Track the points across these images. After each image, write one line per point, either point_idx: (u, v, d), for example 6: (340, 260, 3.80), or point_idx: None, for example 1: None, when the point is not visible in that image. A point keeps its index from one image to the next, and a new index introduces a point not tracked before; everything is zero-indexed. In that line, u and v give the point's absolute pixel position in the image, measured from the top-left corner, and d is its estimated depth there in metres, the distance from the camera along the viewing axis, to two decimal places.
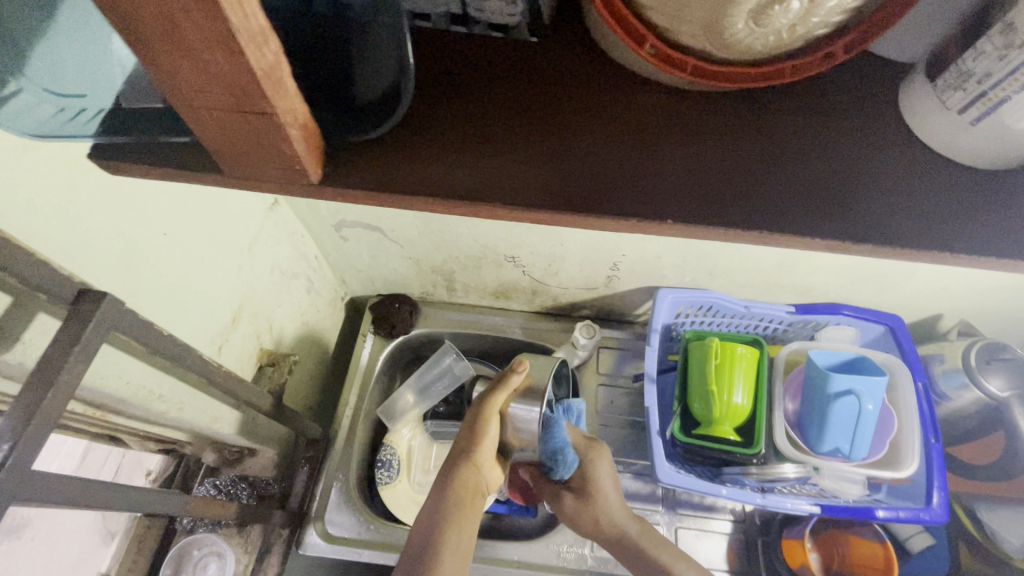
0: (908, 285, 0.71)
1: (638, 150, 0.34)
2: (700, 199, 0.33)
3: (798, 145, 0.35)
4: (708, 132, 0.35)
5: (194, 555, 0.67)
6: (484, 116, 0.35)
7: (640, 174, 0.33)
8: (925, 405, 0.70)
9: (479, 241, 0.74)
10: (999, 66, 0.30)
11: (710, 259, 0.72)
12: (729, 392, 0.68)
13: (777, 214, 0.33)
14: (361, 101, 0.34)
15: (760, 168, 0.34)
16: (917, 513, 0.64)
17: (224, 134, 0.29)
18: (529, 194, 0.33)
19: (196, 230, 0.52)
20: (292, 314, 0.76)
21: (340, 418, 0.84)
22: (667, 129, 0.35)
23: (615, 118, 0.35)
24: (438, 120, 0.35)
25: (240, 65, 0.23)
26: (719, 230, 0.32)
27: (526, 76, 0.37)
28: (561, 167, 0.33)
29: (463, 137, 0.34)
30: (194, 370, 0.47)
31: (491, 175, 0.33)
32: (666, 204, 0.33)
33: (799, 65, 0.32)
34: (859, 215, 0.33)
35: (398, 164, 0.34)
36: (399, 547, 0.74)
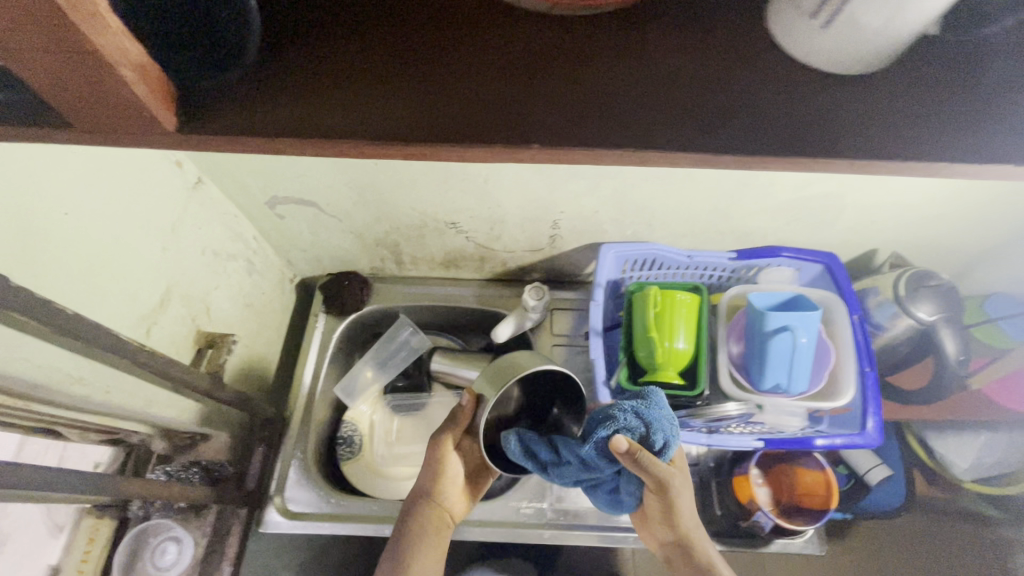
0: (838, 221, 0.72)
1: (502, 73, 0.32)
2: (569, 117, 0.31)
3: (679, 53, 0.33)
4: (580, 55, 0.33)
5: (151, 541, 0.67)
6: (352, 53, 0.33)
7: (505, 98, 0.32)
8: (861, 337, 0.72)
9: (417, 209, 0.73)
10: None
11: (647, 210, 0.72)
12: (670, 338, 0.69)
13: (652, 128, 0.31)
14: (216, 37, 0.32)
15: (631, 84, 0.32)
16: (853, 438, 0.67)
17: (61, 78, 0.28)
18: (388, 124, 0.31)
19: (105, 207, 0.51)
20: (235, 297, 0.74)
21: (295, 398, 0.84)
22: (530, 50, 0.33)
23: (478, 43, 0.33)
24: (298, 58, 0.33)
25: None
26: (588, 151, 0.31)
27: (389, 8, 0.34)
28: (422, 92, 0.32)
29: (315, 72, 0.32)
30: (111, 351, 0.47)
31: (352, 109, 0.32)
32: (535, 127, 0.31)
33: None
34: (743, 128, 0.31)
35: (255, 107, 0.32)
36: (359, 517, 0.75)
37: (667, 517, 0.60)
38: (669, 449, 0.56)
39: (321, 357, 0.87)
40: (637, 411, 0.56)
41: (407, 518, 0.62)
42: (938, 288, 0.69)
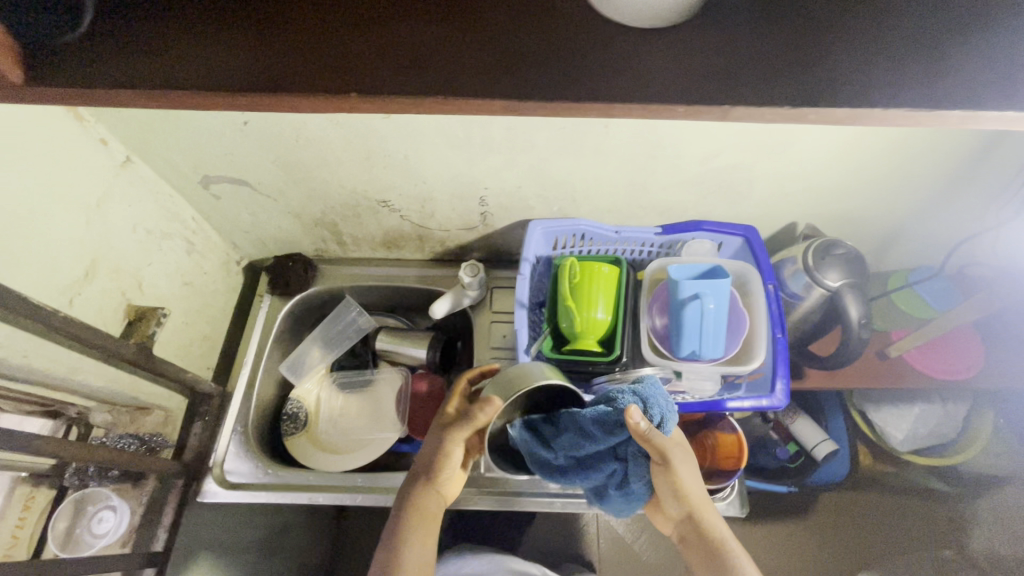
0: (751, 193, 0.75)
1: (343, 33, 0.33)
2: (402, 70, 0.32)
3: (511, 12, 0.34)
4: (414, 10, 0.34)
5: (88, 510, 0.68)
6: (201, 10, 0.34)
7: (341, 56, 0.32)
8: (775, 306, 0.75)
9: (347, 186, 0.76)
10: None
11: (567, 185, 0.75)
12: (587, 307, 0.72)
13: (481, 81, 0.32)
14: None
15: (462, 39, 0.33)
16: (759, 400, 0.70)
17: None
18: (232, 77, 0.32)
19: (18, 177, 0.53)
20: (172, 275, 0.77)
21: (239, 374, 0.86)
22: (372, 8, 0.34)
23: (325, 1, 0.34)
24: (150, 16, 0.34)
25: None
26: (418, 101, 0.32)
27: None
28: (266, 48, 0.33)
29: (156, 35, 0.33)
30: (21, 312, 0.50)
31: (198, 64, 0.32)
32: (373, 78, 0.32)
33: None
34: (568, 77, 0.33)
35: (102, 62, 0.33)
36: (294, 486, 0.78)
37: (674, 494, 0.59)
38: (667, 424, 0.60)
39: (266, 336, 0.89)
40: (635, 391, 0.62)
41: (406, 506, 0.65)
42: (845, 256, 0.72)
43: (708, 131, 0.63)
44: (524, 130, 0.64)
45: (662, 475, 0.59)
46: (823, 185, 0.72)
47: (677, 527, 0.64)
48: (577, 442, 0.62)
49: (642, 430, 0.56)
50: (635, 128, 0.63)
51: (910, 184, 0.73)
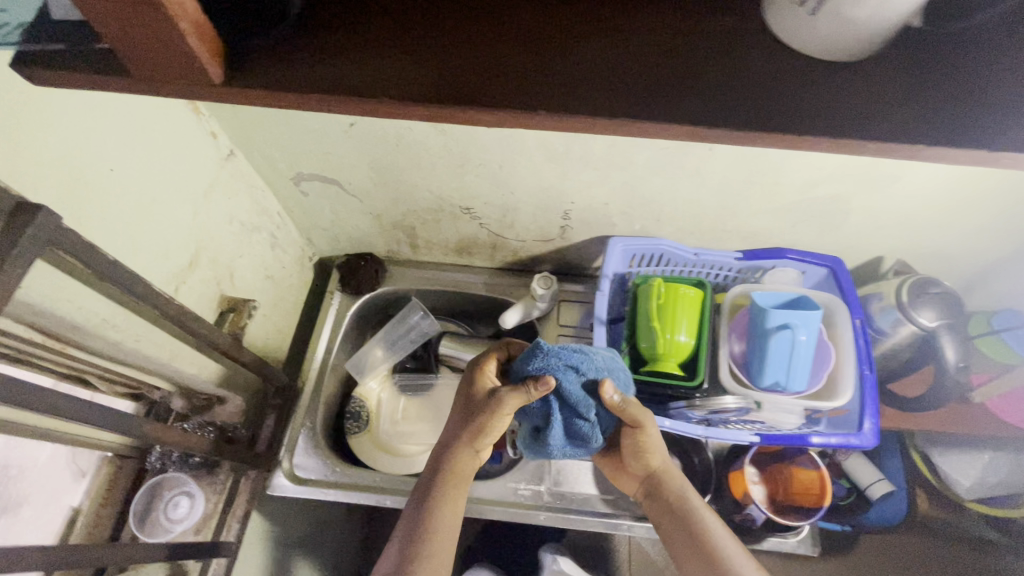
0: (843, 225, 0.74)
1: (530, 52, 0.33)
2: (579, 88, 0.32)
3: (679, 39, 0.34)
4: (581, 36, 0.34)
5: (164, 495, 0.69)
6: (382, 20, 0.33)
7: (514, 65, 0.32)
8: (862, 340, 0.73)
9: (433, 192, 0.76)
10: None
11: (655, 206, 0.75)
12: (672, 330, 0.71)
13: (664, 105, 0.31)
14: None
15: (643, 61, 0.33)
16: (848, 438, 0.68)
17: (123, 30, 0.28)
18: (409, 89, 0.31)
19: (152, 172, 0.55)
20: (257, 268, 0.77)
21: (309, 369, 0.87)
22: (550, 30, 0.34)
23: (506, 22, 0.34)
24: (344, 21, 0.33)
25: None
26: (590, 121, 0.31)
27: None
28: (447, 62, 0.32)
29: (328, 39, 0.33)
30: (145, 299, 0.50)
31: (380, 72, 0.32)
32: (552, 93, 0.32)
33: None
34: (748, 105, 0.32)
35: (290, 61, 0.32)
36: (363, 487, 0.78)
37: (637, 453, 0.67)
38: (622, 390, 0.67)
39: (335, 333, 0.90)
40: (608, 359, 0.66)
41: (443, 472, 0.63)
42: (942, 296, 0.70)
43: (816, 162, 0.62)
44: (627, 148, 0.63)
45: (630, 439, 0.66)
46: (921, 222, 0.71)
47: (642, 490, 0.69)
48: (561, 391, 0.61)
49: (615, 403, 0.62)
50: (741, 153, 0.62)
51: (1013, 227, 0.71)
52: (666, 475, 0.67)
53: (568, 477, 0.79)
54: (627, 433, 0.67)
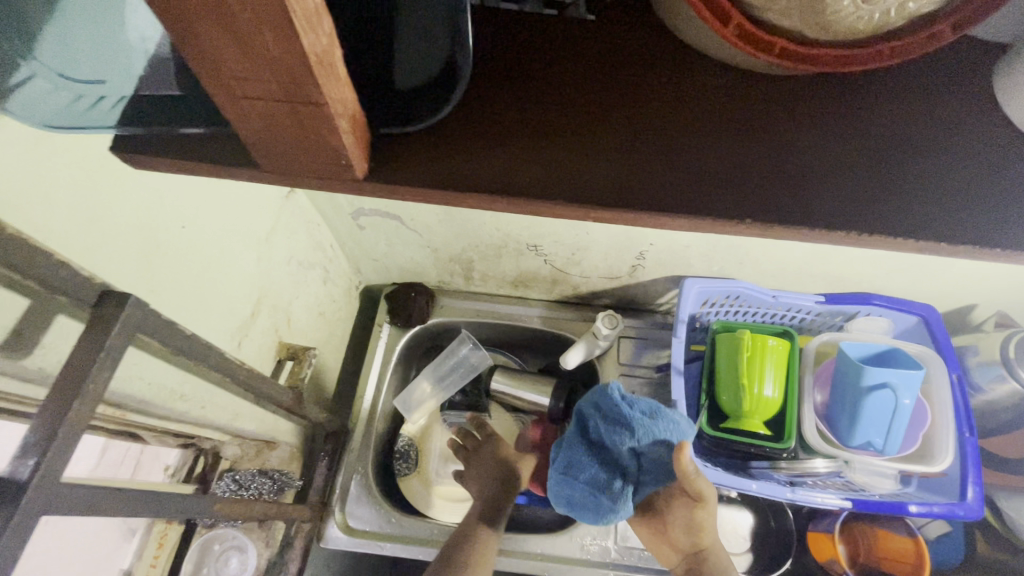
0: (944, 274, 0.69)
1: (679, 144, 0.36)
2: (727, 191, 0.35)
3: (812, 139, 0.37)
4: (722, 131, 0.37)
5: (216, 549, 0.65)
6: (537, 115, 0.36)
7: (663, 160, 0.35)
8: (960, 398, 0.68)
9: (502, 229, 0.71)
10: None
11: (740, 249, 0.70)
12: (760, 385, 0.66)
13: (812, 206, 0.34)
14: (405, 90, 0.35)
15: (785, 163, 0.36)
16: (952, 508, 0.63)
17: (268, 128, 0.24)
18: (583, 190, 0.34)
19: (223, 225, 0.50)
20: (310, 307, 0.73)
21: (358, 408, 0.83)
22: (693, 120, 0.37)
23: (650, 115, 0.37)
24: (500, 112, 0.36)
25: (292, 50, 0.19)
26: (749, 223, 0.34)
27: (559, 72, 0.38)
28: (607, 162, 0.35)
29: (489, 133, 0.35)
30: (218, 369, 0.45)
31: (544, 171, 0.34)
32: (707, 196, 0.34)
33: (898, 47, 0.32)
34: (885, 207, 0.35)
35: (449, 155, 0.35)
36: (420, 539, 0.74)
37: (691, 528, 0.60)
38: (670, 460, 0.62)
39: (384, 369, 0.86)
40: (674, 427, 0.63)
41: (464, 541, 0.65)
42: None
43: None
44: None
45: (683, 509, 0.59)
46: None
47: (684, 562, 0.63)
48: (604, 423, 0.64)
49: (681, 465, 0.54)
50: None
51: None
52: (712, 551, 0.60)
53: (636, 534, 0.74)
54: (682, 504, 0.59)
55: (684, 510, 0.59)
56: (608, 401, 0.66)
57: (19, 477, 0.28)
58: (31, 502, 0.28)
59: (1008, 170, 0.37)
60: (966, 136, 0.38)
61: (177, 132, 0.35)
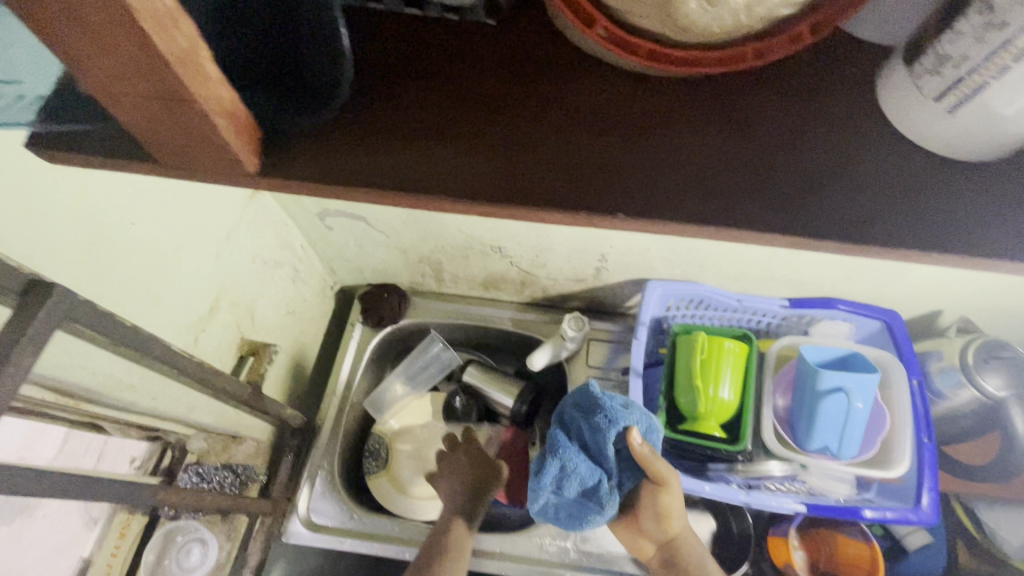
0: (905, 279, 0.69)
1: (577, 144, 0.36)
2: (630, 188, 0.35)
3: (716, 138, 0.37)
4: (624, 129, 0.37)
5: (178, 541, 0.67)
6: (433, 112, 0.37)
7: (567, 160, 0.36)
8: (920, 404, 0.68)
9: (465, 231, 0.73)
10: (977, 48, 0.31)
11: (700, 252, 0.70)
12: (715, 387, 0.67)
13: (717, 206, 0.35)
14: (302, 81, 0.34)
15: (690, 159, 0.36)
16: (905, 513, 0.63)
17: (150, 120, 0.28)
18: (479, 185, 0.35)
19: (177, 224, 0.52)
20: (277, 304, 0.74)
21: (327, 406, 0.84)
22: (595, 119, 0.37)
23: (545, 112, 0.37)
24: (395, 110, 0.37)
25: (152, 51, 0.23)
26: (657, 222, 0.35)
27: (459, 70, 0.38)
28: (505, 160, 0.35)
29: (386, 130, 0.36)
30: (162, 361, 0.47)
31: (441, 169, 0.35)
32: (608, 195, 0.35)
33: (765, 49, 0.32)
34: (791, 207, 0.36)
35: (341, 150, 0.36)
36: (381, 536, 0.75)
37: (659, 516, 0.62)
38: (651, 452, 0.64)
39: (355, 368, 0.87)
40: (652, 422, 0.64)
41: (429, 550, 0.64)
42: (1012, 361, 0.65)
43: None
44: None
45: (649, 498, 0.62)
46: (993, 281, 0.65)
47: (656, 551, 0.66)
48: (585, 422, 0.63)
49: (644, 452, 0.59)
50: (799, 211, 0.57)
51: None
52: (681, 535, 0.64)
53: (596, 534, 0.74)
54: (648, 495, 0.62)
55: (650, 499, 0.62)
56: (588, 398, 0.66)
57: None
58: None
59: (918, 174, 0.38)
60: (883, 139, 0.39)
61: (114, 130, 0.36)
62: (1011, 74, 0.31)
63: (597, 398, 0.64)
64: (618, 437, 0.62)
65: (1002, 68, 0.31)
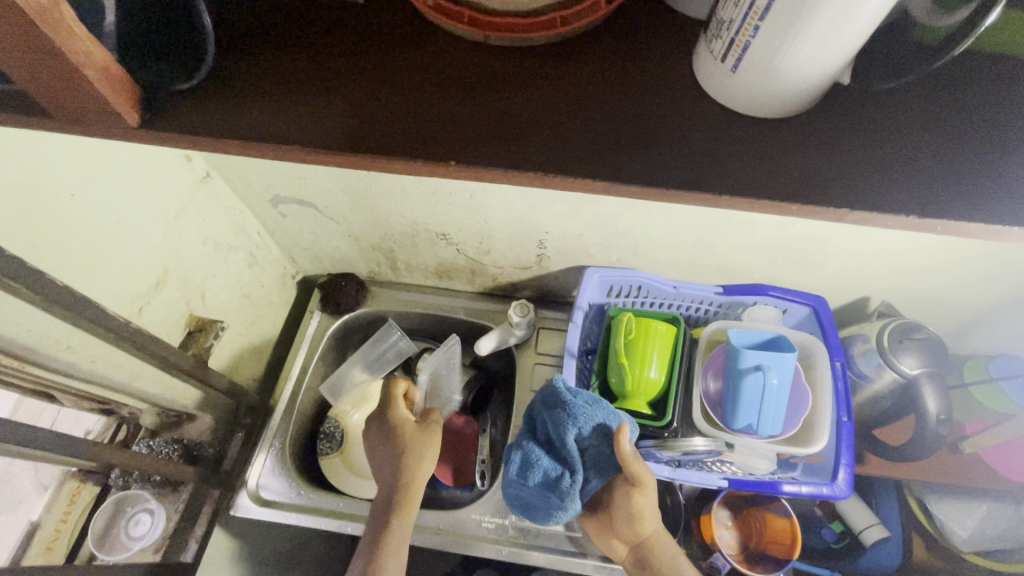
0: (825, 265, 0.72)
1: (453, 103, 0.34)
2: (500, 144, 0.33)
3: (598, 93, 0.35)
4: (504, 84, 0.35)
5: (127, 510, 0.70)
6: (299, 69, 0.34)
7: (441, 120, 0.34)
8: (841, 385, 0.70)
9: (408, 218, 0.76)
10: (737, 9, 0.29)
11: (631, 238, 0.73)
12: (642, 367, 0.69)
13: (595, 162, 0.33)
14: (161, 43, 0.33)
15: (574, 113, 0.34)
16: (819, 487, 0.65)
17: (32, 77, 0.28)
18: (334, 138, 0.33)
19: (117, 197, 0.56)
20: (231, 287, 0.78)
21: (284, 388, 0.87)
22: (475, 77, 0.35)
23: (423, 69, 0.35)
24: (261, 68, 0.35)
25: (8, 4, 0.24)
26: (532, 175, 0.32)
27: (329, 30, 0.36)
28: (371, 115, 0.33)
29: (250, 87, 0.34)
30: (96, 323, 0.51)
31: (303, 125, 0.33)
32: (484, 153, 0.33)
33: (568, 16, 0.34)
34: (685, 162, 0.33)
35: (200, 109, 0.33)
36: (326, 512, 0.78)
37: (633, 518, 0.62)
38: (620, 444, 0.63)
39: (312, 353, 0.90)
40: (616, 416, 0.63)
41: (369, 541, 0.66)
42: (924, 342, 0.67)
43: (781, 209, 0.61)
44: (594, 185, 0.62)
45: (625, 500, 0.61)
46: (907, 266, 0.68)
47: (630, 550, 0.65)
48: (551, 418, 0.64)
49: (625, 453, 0.58)
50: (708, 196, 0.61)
51: (1001, 279, 0.67)
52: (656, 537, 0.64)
53: None
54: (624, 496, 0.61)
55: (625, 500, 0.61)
56: (554, 394, 0.65)
57: None
58: None
59: None
60: None
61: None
62: (764, 33, 0.29)
63: (561, 396, 0.64)
64: (585, 434, 0.62)
65: (755, 28, 0.29)
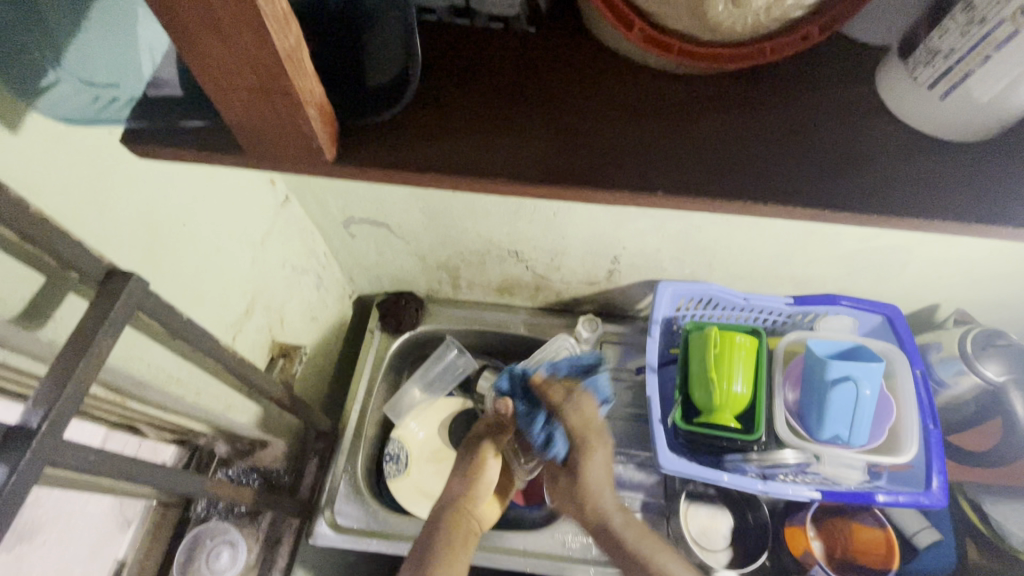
0: (901, 275, 0.72)
1: (618, 135, 0.39)
2: (670, 175, 0.38)
3: (744, 134, 0.40)
4: (662, 120, 0.40)
5: (207, 543, 0.67)
6: (485, 109, 0.40)
7: (612, 150, 0.38)
8: (923, 393, 0.71)
9: (484, 236, 0.76)
10: (961, 42, 0.36)
11: (708, 252, 0.73)
12: (729, 381, 0.69)
13: (751, 187, 0.38)
14: (371, 84, 0.38)
15: (729, 151, 0.39)
16: (916, 496, 0.66)
17: (248, 113, 0.33)
18: (522, 169, 0.37)
19: (221, 223, 0.55)
20: (303, 309, 0.77)
21: (349, 411, 0.86)
22: (637, 113, 0.40)
23: (588, 107, 0.40)
24: (449, 105, 0.40)
25: (267, 49, 0.27)
26: (695, 201, 0.37)
27: (507, 73, 0.41)
28: (555, 148, 0.38)
29: (443, 123, 0.39)
30: (211, 355, 0.50)
31: (496, 157, 0.38)
32: (653, 179, 0.38)
33: (778, 45, 0.36)
34: (835, 195, 0.38)
35: (398, 144, 0.38)
36: (407, 537, 0.76)
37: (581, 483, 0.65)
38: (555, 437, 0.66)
39: (375, 373, 0.89)
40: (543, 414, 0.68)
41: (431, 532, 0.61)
42: (1008, 348, 0.69)
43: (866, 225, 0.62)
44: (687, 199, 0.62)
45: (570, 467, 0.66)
46: (987, 274, 0.69)
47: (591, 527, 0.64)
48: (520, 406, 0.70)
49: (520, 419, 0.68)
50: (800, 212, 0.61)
51: None
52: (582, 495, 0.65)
53: None
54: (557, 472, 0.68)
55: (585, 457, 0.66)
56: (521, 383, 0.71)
57: (30, 424, 0.33)
58: (41, 444, 0.32)
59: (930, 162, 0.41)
60: (890, 134, 0.42)
61: (190, 131, 0.39)
62: (993, 62, 0.35)
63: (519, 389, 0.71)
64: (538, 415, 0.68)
65: (985, 59, 0.35)
